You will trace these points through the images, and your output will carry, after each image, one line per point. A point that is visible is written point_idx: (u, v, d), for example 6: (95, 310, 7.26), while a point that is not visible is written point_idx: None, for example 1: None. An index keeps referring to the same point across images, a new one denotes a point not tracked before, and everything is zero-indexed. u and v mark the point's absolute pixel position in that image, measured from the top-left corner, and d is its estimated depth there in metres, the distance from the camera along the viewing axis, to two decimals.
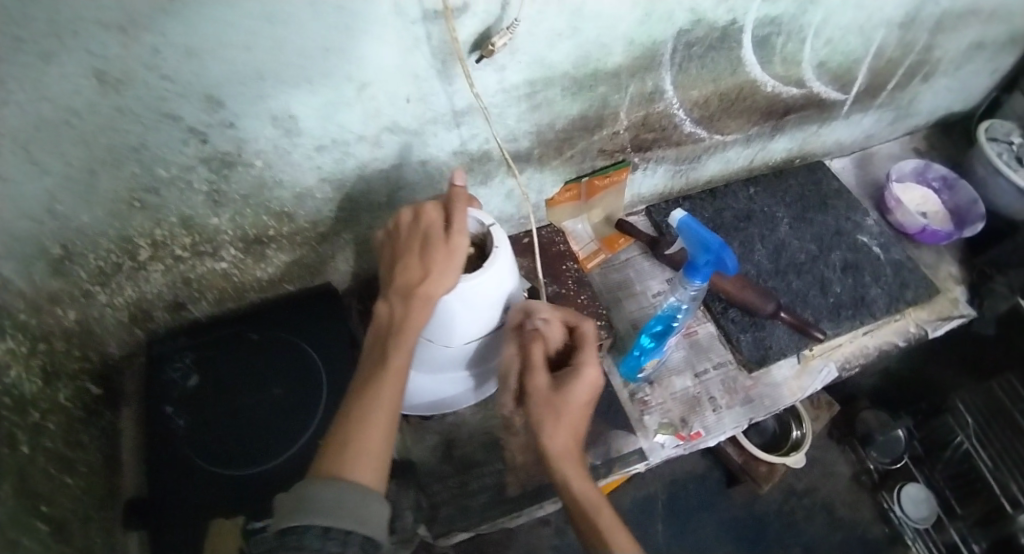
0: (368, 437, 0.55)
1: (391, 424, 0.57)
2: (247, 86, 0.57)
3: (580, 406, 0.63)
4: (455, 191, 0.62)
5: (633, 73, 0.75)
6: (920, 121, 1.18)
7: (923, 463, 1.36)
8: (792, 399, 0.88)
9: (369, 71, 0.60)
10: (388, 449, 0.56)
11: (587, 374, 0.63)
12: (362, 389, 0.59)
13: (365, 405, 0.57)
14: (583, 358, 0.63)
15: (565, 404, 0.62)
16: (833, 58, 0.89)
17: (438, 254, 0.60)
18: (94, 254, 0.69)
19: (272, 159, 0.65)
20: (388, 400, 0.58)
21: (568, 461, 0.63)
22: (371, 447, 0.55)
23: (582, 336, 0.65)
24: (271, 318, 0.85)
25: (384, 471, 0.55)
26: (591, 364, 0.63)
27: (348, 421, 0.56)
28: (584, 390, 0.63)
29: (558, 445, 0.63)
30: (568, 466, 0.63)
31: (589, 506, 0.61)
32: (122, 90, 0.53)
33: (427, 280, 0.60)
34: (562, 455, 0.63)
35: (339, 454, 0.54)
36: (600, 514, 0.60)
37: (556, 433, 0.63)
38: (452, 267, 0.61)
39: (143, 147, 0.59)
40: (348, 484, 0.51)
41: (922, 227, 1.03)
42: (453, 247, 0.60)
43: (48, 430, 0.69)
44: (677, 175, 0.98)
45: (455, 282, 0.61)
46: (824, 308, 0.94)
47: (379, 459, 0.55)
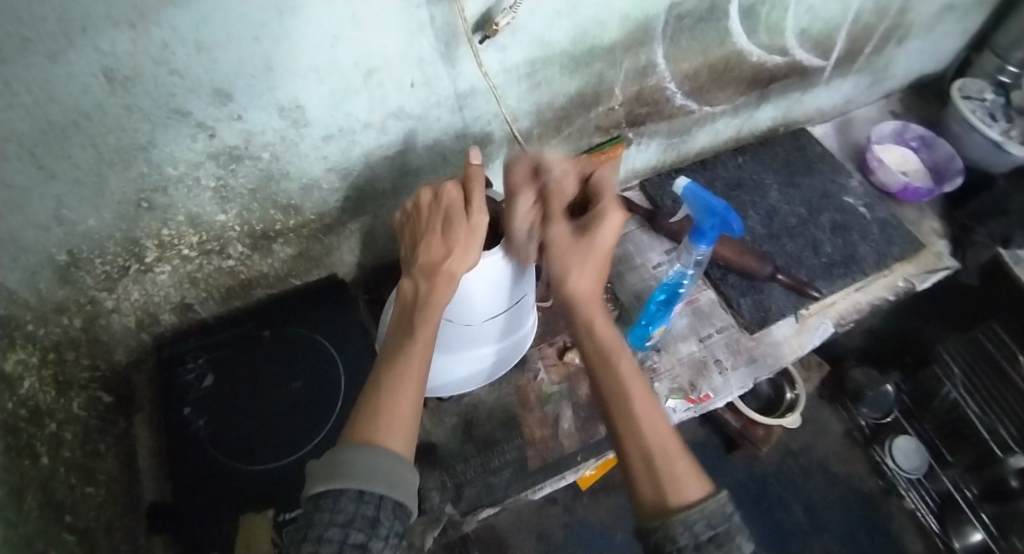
0: (397, 408, 0.55)
1: (419, 395, 0.57)
2: (256, 77, 0.57)
3: (604, 252, 0.64)
4: (473, 169, 0.63)
5: (628, 49, 0.77)
6: (895, 84, 1.21)
7: (913, 416, 1.43)
8: (793, 356, 0.90)
9: (375, 58, 0.60)
10: (415, 419, 0.56)
11: (610, 223, 0.63)
12: (388, 363, 0.59)
13: (392, 376, 0.58)
14: (605, 206, 0.63)
15: (587, 252, 0.63)
16: (814, 25, 0.92)
17: (460, 230, 0.62)
18: (101, 259, 0.68)
19: (279, 152, 0.65)
20: (414, 372, 0.58)
21: (590, 305, 0.64)
22: (399, 418, 0.54)
23: (601, 185, 0.65)
24: (281, 314, 0.85)
25: (413, 441, 0.54)
26: (613, 211, 0.63)
27: (377, 392, 0.56)
28: (607, 238, 0.63)
29: (581, 294, 0.64)
30: (591, 313, 0.64)
31: (610, 350, 0.62)
32: (130, 86, 0.53)
33: (450, 255, 0.61)
34: (584, 299, 0.64)
35: (367, 424, 0.53)
36: (620, 359, 0.61)
37: (579, 283, 0.64)
38: (475, 242, 0.62)
39: (150, 145, 0.59)
40: (379, 449, 0.51)
41: (904, 185, 1.07)
42: (474, 224, 0.62)
43: (66, 440, 0.70)
44: (669, 148, 1.01)
45: (477, 258, 0.62)
46: (818, 268, 0.97)
47: (408, 428, 0.54)
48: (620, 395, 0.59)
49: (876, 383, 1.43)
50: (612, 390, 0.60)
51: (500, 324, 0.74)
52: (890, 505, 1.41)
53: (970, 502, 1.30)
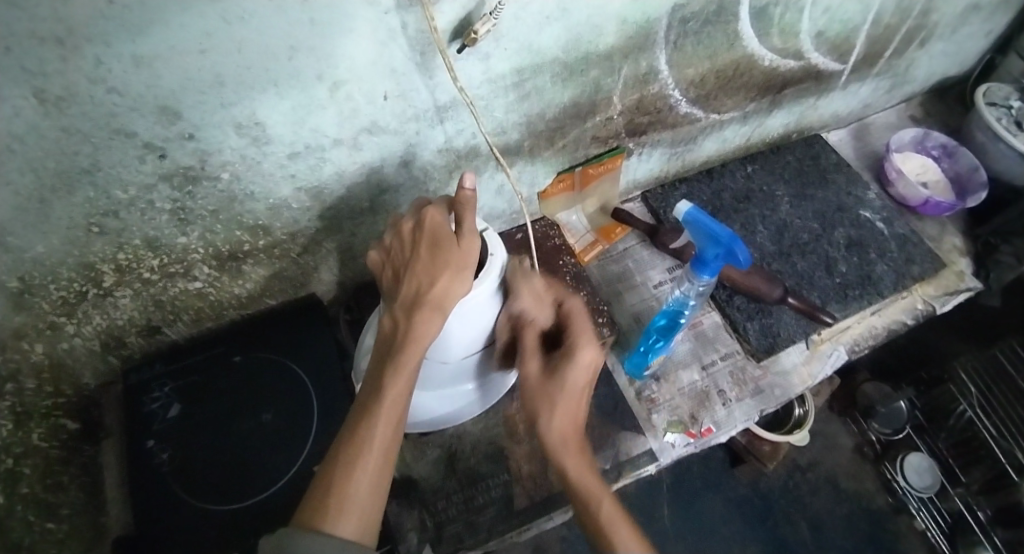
0: (358, 476, 0.51)
1: (384, 460, 0.53)
2: (207, 94, 0.51)
3: (580, 389, 0.61)
4: (462, 195, 0.56)
5: (627, 55, 0.70)
6: (916, 88, 1.14)
7: (925, 432, 1.33)
8: (803, 386, 0.85)
9: (341, 71, 0.54)
10: (379, 492, 0.52)
11: (581, 357, 0.60)
12: (358, 418, 0.54)
13: (357, 438, 0.53)
14: (576, 342, 0.61)
15: (561, 389, 0.60)
16: (831, 27, 0.85)
17: (450, 259, 0.55)
18: (55, 284, 0.63)
19: (240, 171, 0.60)
20: (383, 430, 0.53)
21: (568, 450, 0.61)
22: (359, 491, 0.51)
23: (572, 315, 0.63)
24: (254, 336, 0.80)
25: (373, 515, 0.51)
26: (586, 347, 0.60)
27: (340, 456, 0.52)
28: (581, 374, 0.60)
29: (559, 432, 0.61)
30: (569, 454, 0.60)
31: (589, 489, 0.59)
32: (65, 108, 0.47)
33: (436, 288, 0.55)
34: (563, 443, 0.61)
35: (321, 498, 0.50)
36: (600, 501, 0.58)
37: (557, 419, 0.61)
38: (465, 274, 0.56)
39: (95, 168, 0.53)
40: (329, 536, 0.48)
41: (925, 199, 1.00)
42: (465, 248, 0.56)
43: (25, 475, 0.63)
44: (673, 158, 0.94)
45: (467, 287, 0.56)
46: (830, 289, 0.90)
47: (368, 502, 0.51)
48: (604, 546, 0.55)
49: (890, 399, 1.33)
50: (594, 537, 0.57)
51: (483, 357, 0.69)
52: (900, 524, 1.33)
53: (982, 524, 1.21)
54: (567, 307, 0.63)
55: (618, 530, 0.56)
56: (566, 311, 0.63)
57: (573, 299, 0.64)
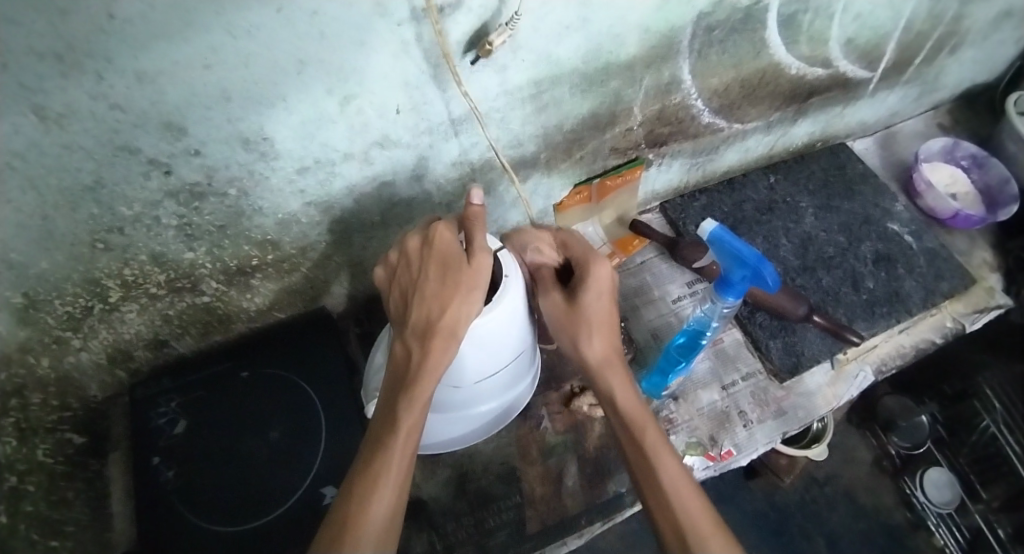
0: (374, 513, 0.49)
1: (401, 491, 0.52)
2: (212, 109, 0.49)
3: (603, 306, 0.61)
4: (471, 211, 0.55)
5: (648, 65, 0.67)
6: (946, 95, 1.10)
7: (946, 446, 1.29)
8: (828, 408, 0.82)
9: (352, 84, 0.52)
10: (395, 528, 0.50)
11: (595, 277, 0.61)
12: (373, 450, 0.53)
13: (372, 472, 0.51)
14: (590, 264, 0.61)
15: (586, 312, 0.61)
16: (862, 33, 0.81)
17: (461, 281, 0.53)
18: (60, 300, 0.61)
19: (248, 187, 0.58)
20: (398, 464, 0.52)
21: (611, 372, 0.61)
22: (374, 530, 0.49)
23: (578, 248, 0.63)
24: (263, 351, 0.78)
25: (390, 552, 0.50)
26: (599, 266, 0.61)
27: (355, 492, 0.51)
28: (599, 297, 0.61)
29: (594, 358, 0.62)
30: (612, 377, 0.61)
31: (633, 414, 0.59)
32: (66, 124, 0.46)
33: (447, 313, 0.53)
34: (603, 366, 0.62)
35: (335, 539, 0.48)
36: (646, 431, 0.58)
37: (589, 345, 0.61)
38: (476, 294, 0.53)
39: (98, 184, 0.51)
40: None
41: (955, 212, 0.96)
42: (476, 267, 0.53)
43: (30, 493, 0.61)
44: (693, 168, 0.91)
45: (478, 308, 0.54)
46: (857, 306, 0.87)
47: (384, 540, 0.49)
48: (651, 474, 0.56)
49: (911, 413, 1.29)
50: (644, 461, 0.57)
51: (497, 378, 0.67)
52: (918, 541, 1.27)
53: (1001, 543, 1.17)
54: (571, 239, 0.64)
55: (665, 462, 0.56)
56: (570, 244, 0.64)
57: (575, 234, 0.65)
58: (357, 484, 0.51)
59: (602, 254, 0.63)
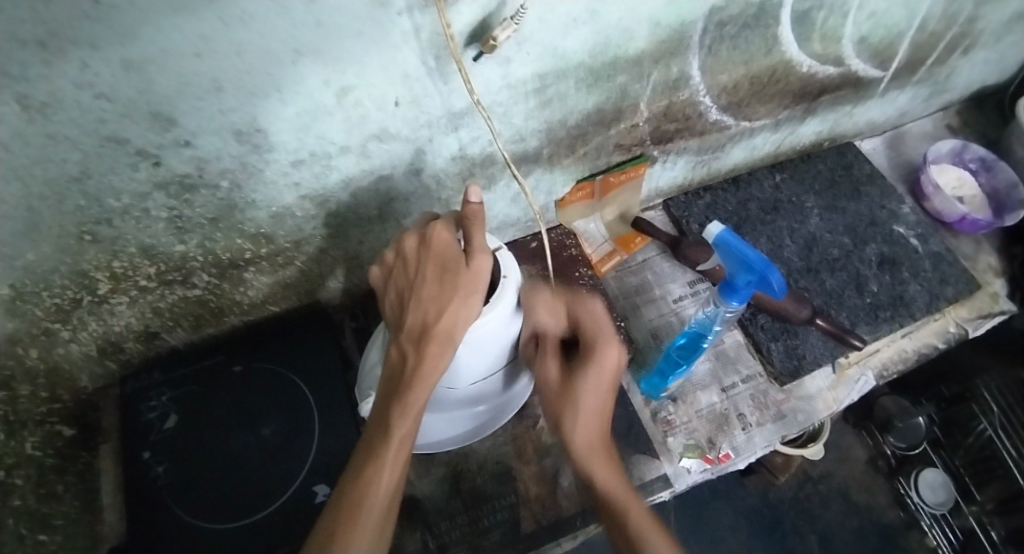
0: (363, 525, 0.48)
1: (393, 499, 0.50)
2: (204, 99, 0.47)
3: (602, 392, 0.60)
4: (469, 210, 0.52)
5: (657, 60, 0.65)
6: (956, 96, 1.08)
7: (942, 448, 1.28)
8: (828, 412, 0.81)
9: (350, 76, 0.50)
10: (384, 540, 0.49)
11: (603, 362, 0.59)
12: (365, 456, 0.52)
13: (363, 478, 0.50)
14: (599, 345, 0.59)
15: (583, 390, 0.59)
16: (875, 32, 0.79)
17: (459, 285, 0.51)
18: (48, 291, 0.59)
19: (240, 179, 0.56)
20: (390, 473, 0.50)
21: (597, 456, 0.60)
22: (363, 542, 0.47)
23: (586, 319, 0.60)
24: (256, 345, 0.77)
25: None
26: (609, 352, 0.59)
27: (345, 502, 0.49)
28: (601, 376, 0.59)
29: (586, 438, 0.60)
30: (599, 460, 0.60)
31: (617, 493, 0.57)
32: (51, 114, 0.44)
33: (445, 318, 0.51)
34: (591, 449, 0.60)
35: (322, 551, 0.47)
36: (630, 508, 0.56)
37: (580, 425, 0.60)
38: (475, 299, 0.52)
39: (85, 175, 0.49)
40: None
41: (962, 216, 0.94)
42: (476, 270, 0.51)
43: (18, 487, 0.59)
44: (698, 166, 0.89)
45: (477, 311, 0.52)
46: (860, 310, 0.86)
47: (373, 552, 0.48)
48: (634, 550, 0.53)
49: (908, 415, 1.28)
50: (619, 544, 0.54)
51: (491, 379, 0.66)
52: (911, 540, 1.27)
53: (994, 545, 1.17)
54: (584, 309, 0.61)
55: (648, 539, 0.53)
56: (579, 316, 0.61)
57: (592, 301, 0.62)
58: (347, 494, 0.50)
59: (613, 333, 0.60)
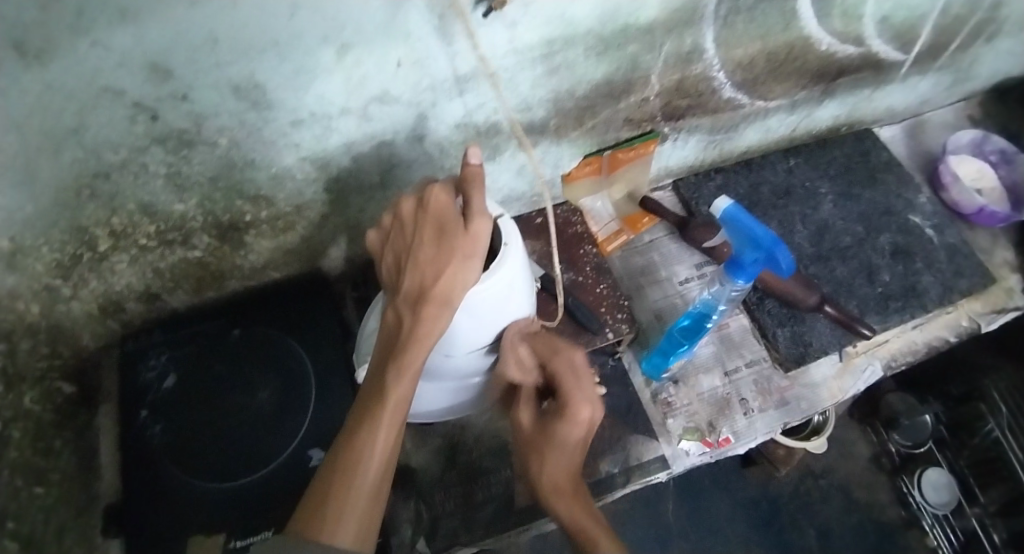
0: (359, 484, 0.48)
1: (389, 461, 0.50)
2: (200, 52, 0.46)
3: (573, 444, 0.60)
4: (469, 170, 0.50)
5: (669, 30, 0.64)
6: (981, 85, 1.04)
7: (948, 447, 1.27)
8: (832, 402, 0.79)
9: (349, 33, 0.49)
10: (379, 500, 0.49)
11: (573, 416, 0.58)
12: (360, 419, 0.51)
13: (358, 441, 0.50)
14: (572, 397, 0.58)
15: (554, 437, 0.60)
16: (898, 11, 0.76)
17: (457, 246, 0.50)
18: (48, 246, 0.59)
19: (239, 137, 0.55)
20: (386, 434, 0.50)
21: (562, 496, 0.61)
22: (359, 501, 0.47)
23: (561, 372, 0.60)
24: (256, 311, 0.77)
25: (373, 526, 0.48)
26: (581, 406, 0.58)
27: (339, 461, 0.49)
28: (574, 431, 0.59)
29: (553, 479, 0.61)
30: (563, 501, 0.60)
31: (586, 530, 0.57)
32: (46, 61, 0.43)
33: (442, 280, 0.50)
34: (556, 489, 0.61)
35: (317, 507, 0.47)
36: (598, 541, 0.56)
37: (553, 466, 0.61)
38: (474, 262, 0.51)
39: (82, 127, 0.49)
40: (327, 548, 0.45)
41: (980, 208, 0.92)
42: (474, 233, 0.50)
43: (14, 439, 0.59)
44: (710, 146, 0.87)
45: (474, 276, 0.51)
46: (870, 299, 0.83)
47: (368, 509, 0.48)
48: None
49: (914, 412, 1.26)
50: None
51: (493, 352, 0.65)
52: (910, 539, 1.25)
53: (994, 548, 1.16)
54: (563, 360, 0.60)
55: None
56: (554, 367, 0.60)
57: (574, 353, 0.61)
58: (342, 454, 0.49)
59: (591, 387, 0.59)
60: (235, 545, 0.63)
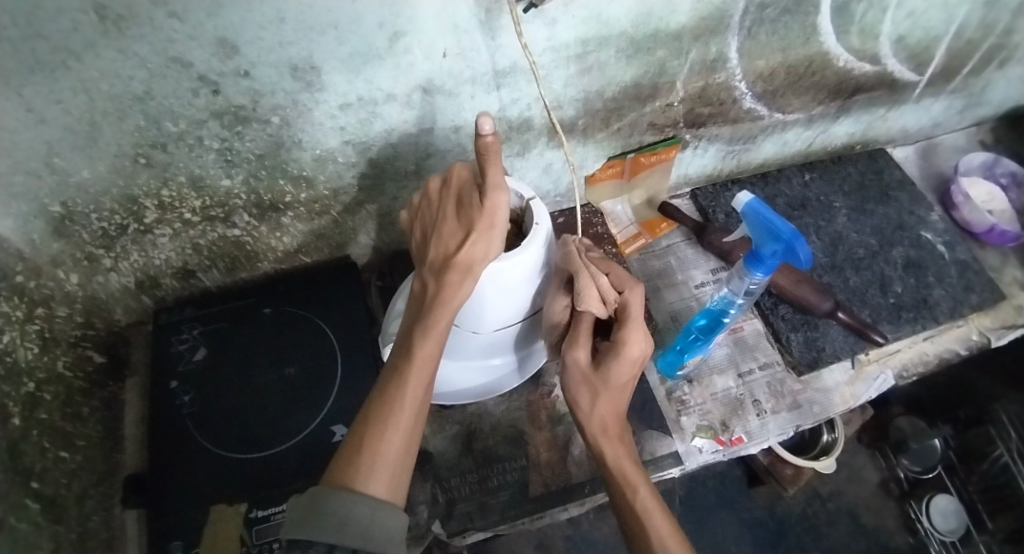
0: (389, 438, 0.51)
1: (416, 415, 0.53)
2: (266, 30, 0.51)
3: (628, 378, 0.58)
4: (484, 144, 0.50)
5: (697, 37, 0.68)
6: (993, 111, 1.07)
7: (957, 473, 1.25)
8: (844, 407, 0.81)
9: (403, 22, 0.54)
10: (410, 455, 0.52)
11: (611, 365, 0.57)
12: (388, 379, 0.55)
13: (384, 402, 0.53)
14: (619, 337, 0.56)
15: (612, 374, 0.57)
16: (913, 32, 0.80)
17: (476, 220, 0.54)
18: (97, 215, 0.62)
19: (290, 117, 0.59)
20: (412, 394, 0.53)
21: (609, 436, 0.59)
22: (389, 453, 0.51)
23: (632, 306, 0.57)
24: (286, 291, 0.80)
25: (405, 479, 0.51)
26: (632, 342, 0.56)
27: (369, 420, 0.52)
28: (628, 369, 0.57)
29: (601, 419, 0.59)
30: (608, 441, 0.59)
31: (624, 473, 0.58)
32: (124, 28, 0.48)
33: (463, 249, 0.54)
34: (602, 430, 0.59)
35: (351, 457, 0.50)
36: (635, 488, 0.57)
37: (610, 404, 0.58)
38: (494, 233, 0.54)
39: (147, 96, 0.53)
40: (361, 496, 0.48)
41: (991, 226, 0.94)
42: (490, 206, 0.53)
43: (46, 401, 0.61)
44: (728, 156, 0.90)
45: (497, 245, 0.55)
46: (883, 309, 0.86)
47: (398, 464, 0.51)
48: (634, 522, 0.55)
49: (924, 435, 1.25)
50: (625, 518, 0.56)
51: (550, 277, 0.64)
52: None
53: None
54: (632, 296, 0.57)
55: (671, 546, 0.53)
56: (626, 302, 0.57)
57: (633, 288, 0.57)
58: (373, 411, 0.53)
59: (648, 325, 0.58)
60: (255, 516, 0.64)
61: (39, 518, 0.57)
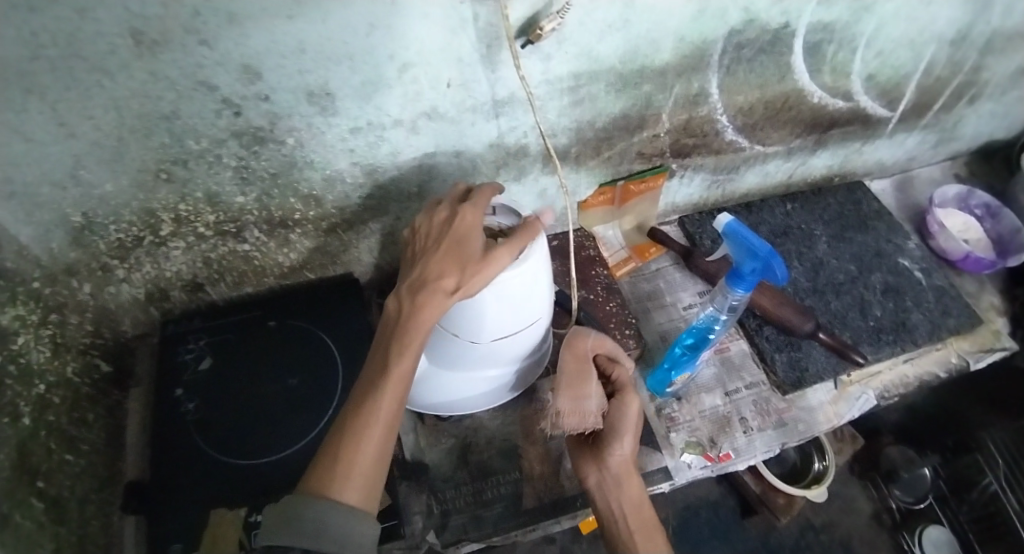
0: (364, 448, 0.54)
1: (390, 428, 0.56)
2: (286, 58, 0.56)
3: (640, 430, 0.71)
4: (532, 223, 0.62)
5: (680, 73, 0.74)
6: (966, 146, 1.13)
7: (947, 503, 1.24)
8: (828, 425, 0.84)
9: (411, 54, 0.59)
10: (383, 464, 0.55)
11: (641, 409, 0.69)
12: (364, 390, 0.57)
13: (360, 412, 0.55)
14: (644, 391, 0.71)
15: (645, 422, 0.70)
16: (883, 70, 0.87)
17: (469, 265, 0.59)
18: (115, 226, 0.66)
19: (304, 138, 0.64)
20: (386, 407, 0.56)
21: (630, 481, 0.67)
22: (363, 462, 0.53)
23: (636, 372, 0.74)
24: (290, 306, 0.83)
25: (377, 486, 0.54)
26: None
27: (346, 430, 0.55)
28: None
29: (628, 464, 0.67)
30: (631, 484, 0.67)
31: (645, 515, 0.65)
32: (156, 52, 0.52)
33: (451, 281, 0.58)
34: (627, 474, 0.67)
35: (329, 466, 0.53)
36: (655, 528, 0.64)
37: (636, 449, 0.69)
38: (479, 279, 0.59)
39: (173, 115, 0.58)
40: (336, 503, 0.51)
41: (966, 254, 0.99)
42: (490, 260, 0.58)
43: (54, 404, 0.63)
44: (713, 186, 0.96)
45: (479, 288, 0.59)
46: (863, 331, 0.89)
47: (371, 473, 0.54)
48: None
49: (913, 465, 1.27)
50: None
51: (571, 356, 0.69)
52: None
53: None
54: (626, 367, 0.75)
55: None
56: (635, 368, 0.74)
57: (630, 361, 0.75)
58: (349, 420, 0.55)
59: None
60: (254, 520, 0.66)
61: (43, 518, 0.59)
